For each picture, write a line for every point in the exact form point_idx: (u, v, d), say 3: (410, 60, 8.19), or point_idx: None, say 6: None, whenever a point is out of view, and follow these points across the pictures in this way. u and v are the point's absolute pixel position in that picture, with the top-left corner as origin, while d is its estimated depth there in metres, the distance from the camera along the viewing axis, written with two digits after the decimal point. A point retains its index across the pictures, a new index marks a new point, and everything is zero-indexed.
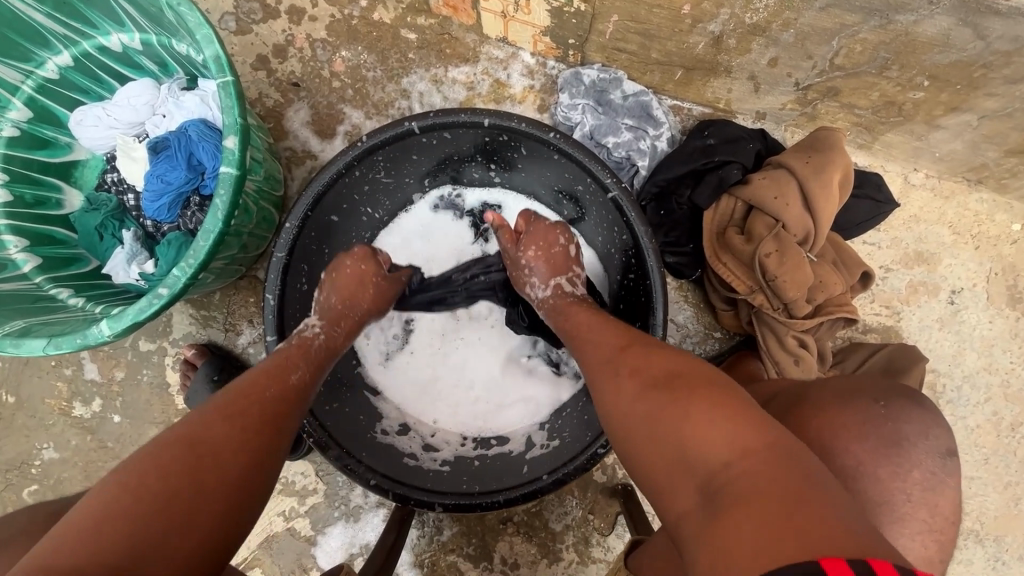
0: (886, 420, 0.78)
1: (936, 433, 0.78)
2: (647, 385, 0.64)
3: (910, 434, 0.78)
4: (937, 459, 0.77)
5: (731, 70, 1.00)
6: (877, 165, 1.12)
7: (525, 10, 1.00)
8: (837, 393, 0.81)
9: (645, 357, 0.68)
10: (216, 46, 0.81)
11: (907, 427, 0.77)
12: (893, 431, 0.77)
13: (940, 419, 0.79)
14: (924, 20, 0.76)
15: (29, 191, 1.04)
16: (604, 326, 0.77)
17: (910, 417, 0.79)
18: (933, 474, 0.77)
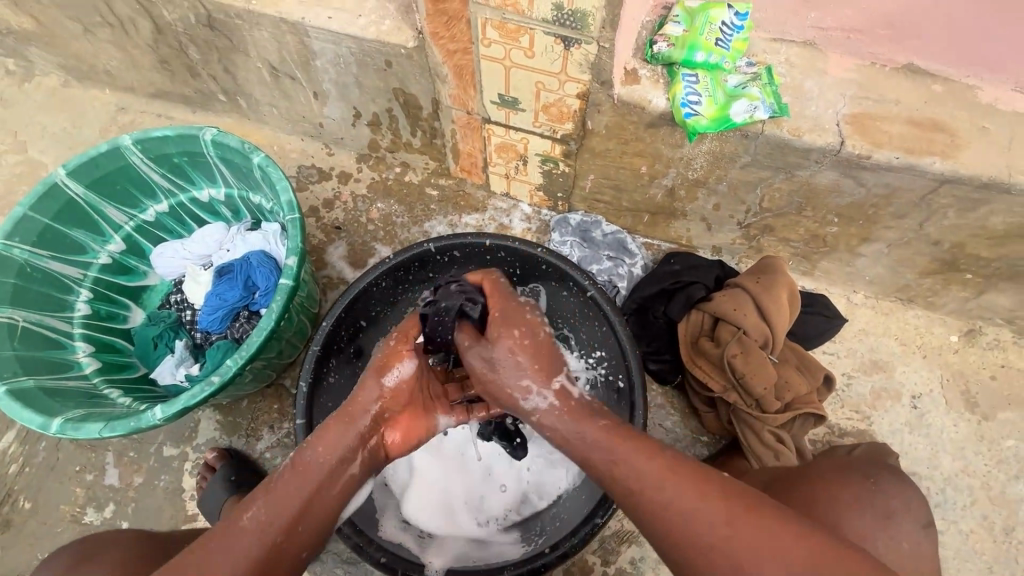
0: (874, 493, 0.88)
1: (915, 505, 0.88)
2: (758, 532, 0.64)
3: (896, 508, 0.87)
4: (920, 530, 0.87)
5: (686, 214, 1.26)
6: (822, 288, 1.32)
7: (523, 172, 1.31)
8: (830, 471, 0.91)
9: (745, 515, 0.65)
10: (291, 194, 1.08)
11: (890, 498, 0.87)
12: (881, 506, 0.87)
13: (917, 492, 0.89)
14: (817, 174, 1.02)
15: (105, 307, 1.24)
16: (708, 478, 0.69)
17: (894, 492, 0.88)
18: (919, 543, 0.86)
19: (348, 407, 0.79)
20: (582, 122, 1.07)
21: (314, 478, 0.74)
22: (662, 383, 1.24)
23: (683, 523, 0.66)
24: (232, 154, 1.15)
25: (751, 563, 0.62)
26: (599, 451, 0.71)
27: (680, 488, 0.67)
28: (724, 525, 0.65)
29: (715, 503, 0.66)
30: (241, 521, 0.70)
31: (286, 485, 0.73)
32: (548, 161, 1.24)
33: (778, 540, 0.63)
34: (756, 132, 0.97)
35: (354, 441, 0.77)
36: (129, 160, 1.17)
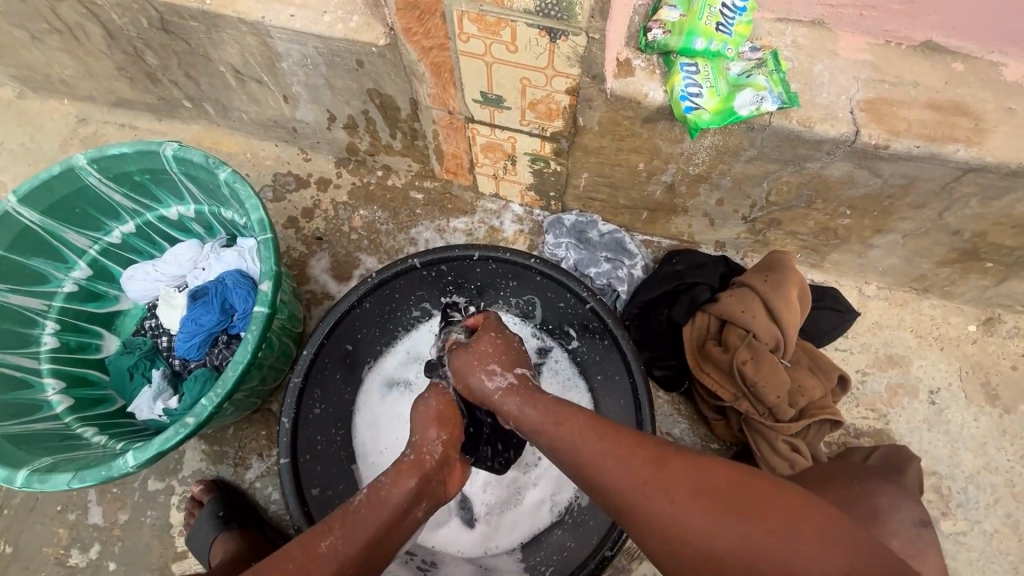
0: (858, 493, 0.95)
1: (904, 504, 0.94)
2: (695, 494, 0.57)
3: (881, 506, 0.94)
4: (914, 529, 0.91)
5: (688, 209, 1.18)
6: (832, 281, 1.26)
7: (512, 172, 1.23)
8: (820, 476, 0.99)
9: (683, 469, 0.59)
10: (261, 211, 1.00)
11: (876, 499, 0.95)
12: (869, 506, 0.94)
13: (906, 492, 0.96)
14: (829, 165, 0.95)
15: (74, 338, 1.17)
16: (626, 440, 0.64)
17: (880, 491, 0.96)
18: (913, 541, 0.90)
19: (418, 452, 0.77)
20: (573, 119, 0.99)
21: (387, 514, 0.69)
22: (668, 390, 1.17)
23: (616, 472, 0.62)
24: (196, 170, 1.06)
25: (677, 504, 0.57)
26: (547, 423, 0.71)
27: (615, 443, 0.64)
28: (648, 469, 0.60)
29: (648, 448, 0.62)
30: (315, 549, 0.62)
31: (357, 518, 0.67)
32: (538, 160, 1.15)
33: (708, 476, 0.58)
34: (763, 124, 0.89)
35: (420, 482, 0.73)
36: (86, 181, 1.08)
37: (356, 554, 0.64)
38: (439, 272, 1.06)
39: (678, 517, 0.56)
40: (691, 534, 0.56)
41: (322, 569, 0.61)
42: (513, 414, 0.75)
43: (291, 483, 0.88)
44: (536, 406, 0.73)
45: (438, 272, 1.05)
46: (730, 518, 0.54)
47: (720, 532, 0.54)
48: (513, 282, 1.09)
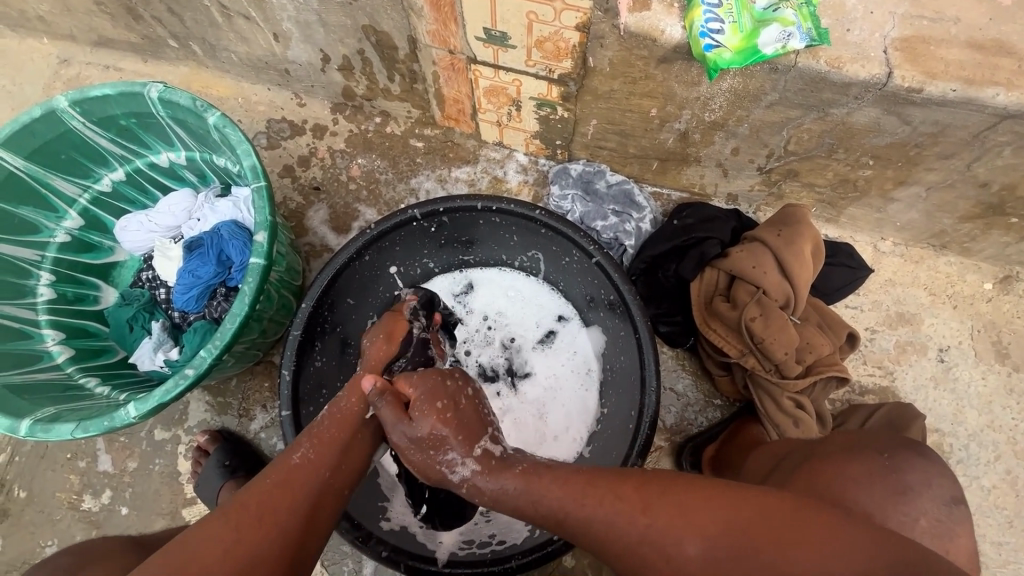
0: (884, 470, 0.76)
1: (936, 480, 0.75)
2: (709, 540, 0.56)
3: (912, 484, 0.74)
4: (946, 507, 0.73)
5: (701, 159, 1.13)
6: (847, 236, 1.21)
7: (517, 119, 1.16)
8: (842, 447, 0.81)
9: (680, 506, 0.59)
10: (254, 158, 0.95)
11: (907, 474, 0.75)
12: (898, 481, 0.74)
13: (946, 469, 0.76)
14: (855, 112, 0.89)
15: (71, 289, 1.15)
16: (641, 489, 0.62)
17: (910, 466, 0.76)
18: (942, 522, 0.73)
19: (373, 368, 0.79)
20: (582, 58, 0.92)
21: (352, 428, 0.72)
22: (672, 346, 1.16)
23: (609, 536, 0.61)
24: (184, 113, 1.01)
25: (680, 553, 0.57)
26: (526, 504, 0.66)
27: (595, 504, 0.62)
28: (637, 526, 0.59)
29: (628, 503, 0.61)
30: (288, 462, 0.66)
31: (329, 432, 0.70)
32: (544, 105, 1.09)
33: (698, 522, 0.57)
34: (788, 64, 0.83)
35: (380, 390, 0.76)
36: (69, 125, 1.03)
37: (333, 461, 0.68)
38: (441, 224, 1.02)
39: (682, 568, 0.56)
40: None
41: (300, 477, 0.65)
42: (487, 499, 0.69)
43: (294, 435, 0.87)
44: (512, 488, 0.67)
45: (439, 223, 1.01)
46: (734, 564, 0.54)
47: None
48: (519, 235, 1.05)
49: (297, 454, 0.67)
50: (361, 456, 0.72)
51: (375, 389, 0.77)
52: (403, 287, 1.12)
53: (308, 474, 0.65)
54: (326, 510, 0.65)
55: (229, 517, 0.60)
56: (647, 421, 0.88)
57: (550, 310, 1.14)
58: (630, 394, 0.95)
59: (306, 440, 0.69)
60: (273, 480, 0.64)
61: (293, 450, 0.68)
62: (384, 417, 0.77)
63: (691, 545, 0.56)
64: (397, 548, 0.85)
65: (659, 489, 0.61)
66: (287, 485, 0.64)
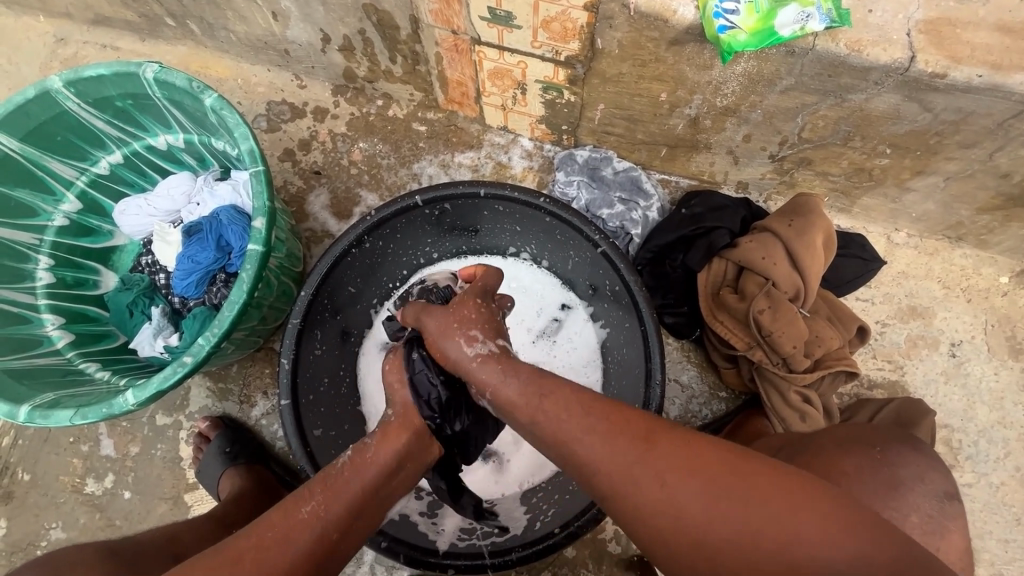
0: (879, 463, 0.77)
1: (929, 475, 0.76)
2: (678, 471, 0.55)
3: (905, 478, 0.75)
4: (937, 502, 0.74)
5: (711, 146, 1.09)
6: (860, 227, 1.18)
7: (522, 102, 1.13)
8: (838, 441, 0.82)
9: (675, 438, 0.58)
10: (251, 141, 0.93)
11: (899, 468, 0.76)
12: (891, 475, 0.75)
13: (936, 462, 0.77)
14: (874, 98, 0.85)
15: (71, 273, 1.14)
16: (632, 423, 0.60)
17: (906, 461, 0.77)
18: (936, 518, 0.74)
19: (404, 412, 0.74)
20: (591, 40, 0.89)
21: (372, 479, 0.67)
22: (678, 337, 1.14)
23: (597, 459, 0.59)
24: (180, 95, 0.98)
25: (673, 488, 0.55)
26: (528, 399, 0.66)
27: (600, 425, 0.61)
28: (635, 451, 0.58)
29: (631, 428, 0.60)
30: (300, 514, 0.61)
31: (346, 483, 0.65)
32: (551, 89, 1.06)
33: (697, 462, 0.56)
34: (806, 47, 0.79)
35: (406, 444, 0.71)
36: (64, 106, 1.01)
37: (347, 517, 0.63)
38: (443, 210, 0.99)
39: (636, 474, 0.57)
40: (645, 492, 0.56)
41: (309, 529, 0.60)
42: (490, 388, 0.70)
43: (292, 425, 0.86)
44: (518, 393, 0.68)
45: (442, 209, 0.99)
46: (727, 504, 0.53)
47: (712, 517, 0.53)
48: (523, 223, 1.02)
49: (310, 506, 0.61)
50: (377, 509, 0.67)
51: (405, 439, 0.71)
52: (403, 274, 1.10)
53: (314, 525, 0.61)
54: (333, 563, 0.62)
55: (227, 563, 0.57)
56: (650, 415, 0.86)
57: (555, 301, 1.12)
58: (634, 386, 0.94)
59: (321, 486, 0.64)
60: (282, 532, 0.59)
61: (305, 499, 0.62)
62: (411, 466, 0.71)
63: (685, 480, 0.55)
64: (397, 539, 0.85)
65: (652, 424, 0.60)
66: (291, 540, 0.59)
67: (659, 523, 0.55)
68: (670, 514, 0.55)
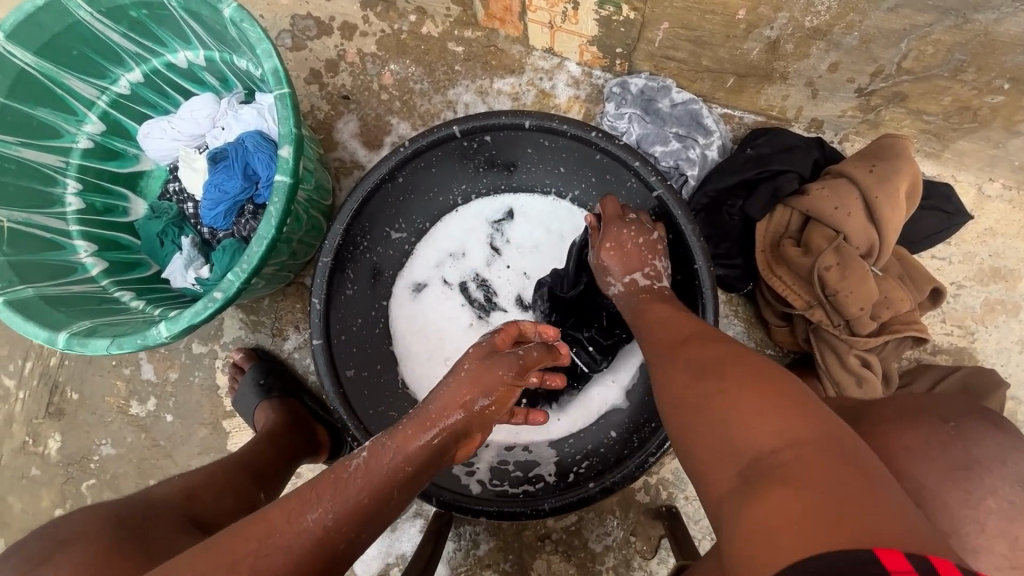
0: (948, 441, 0.66)
1: (1012, 456, 0.64)
2: (703, 363, 0.61)
3: (982, 459, 0.64)
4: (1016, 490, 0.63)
5: (788, 76, 0.95)
6: (947, 175, 1.05)
7: (572, 19, 1.00)
8: (903, 413, 0.70)
9: (716, 343, 0.63)
10: (275, 60, 0.84)
11: (976, 446, 0.65)
12: (963, 455, 0.64)
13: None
14: (1006, 19, 0.72)
15: (100, 200, 1.11)
16: (703, 335, 0.66)
17: (983, 437, 0.65)
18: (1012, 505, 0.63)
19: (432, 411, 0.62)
20: None
21: (385, 478, 0.58)
22: (727, 291, 1.06)
23: (656, 339, 0.71)
24: (197, 5, 0.89)
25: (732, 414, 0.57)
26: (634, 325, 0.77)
27: (661, 322, 0.73)
28: (675, 341, 0.67)
29: (687, 328, 0.69)
30: (302, 524, 0.53)
31: (353, 483, 0.56)
32: (608, 3, 0.92)
33: (713, 354, 0.61)
34: None
35: (440, 446, 0.61)
36: (76, 16, 0.94)
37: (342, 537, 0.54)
38: (479, 143, 0.90)
39: (675, 351, 0.66)
40: (666, 366, 0.65)
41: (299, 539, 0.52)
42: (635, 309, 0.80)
43: (325, 366, 0.84)
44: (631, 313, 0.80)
45: (477, 141, 0.89)
46: (727, 385, 0.56)
47: (695, 387, 0.59)
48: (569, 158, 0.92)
49: (311, 514, 0.53)
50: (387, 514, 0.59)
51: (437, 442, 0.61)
52: (435, 214, 1.03)
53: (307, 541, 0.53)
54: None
55: (218, 565, 0.50)
56: None
57: None
58: None
59: (326, 485, 0.56)
60: (280, 543, 0.52)
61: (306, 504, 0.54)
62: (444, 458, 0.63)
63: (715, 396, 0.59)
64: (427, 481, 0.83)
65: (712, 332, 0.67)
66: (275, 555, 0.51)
67: (664, 396, 0.63)
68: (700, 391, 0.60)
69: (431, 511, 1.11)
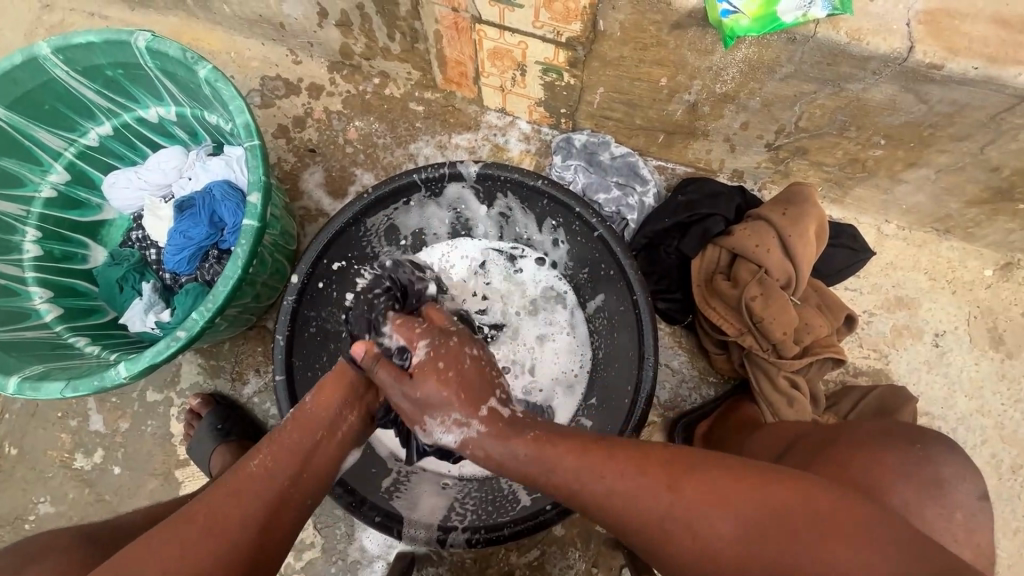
0: (916, 460, 0.75)
1: (969, 476, 0.76)
2: (733, 519, 0.57)
3: (948, 477, 0.75)
4: (975, 501, 0.75)
5: (708, 134, 1.10)
6: (851, 218, 1.20)
7: (521, 84, 1.12)
8: (874, 435, 0.79)
9: (706, 485, 0.60)
10: (247, 115, 0.91)
11: (941, 466, 0.75)
12: (933, 473, 0.75)
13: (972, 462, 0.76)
14: (871, 88, 0.86)
15: (59, 247, 1.11)
16: (686, 474, 0.61)
17: (945, 458, 0.76)
18: (973, 516, 0.74)
19: (348, 369, 0.74)
20: (592, 21, 0.88)
21: (313, 433, 0.68)
22: (669, 323, 1.15)
23: (633, 509, 0.61)
24: (173, 66, 0.96)
25: (708, 526, 0.58)
26: (538, 448, 0.67)
27: (621, 484, 0.62)
28: (663, 502, 0.60)
29: (654, 479, 0.61)
30: (249, 469, 0.63)
31: (288, 436, 0.66)
32: (550, 71, 1.05)
33: (728, 503, 0.58)
34: (807, 34, 0.80)
35: (357, 395, 0.72)
36: (51, 74, 0.99)
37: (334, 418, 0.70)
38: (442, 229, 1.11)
39: (684, 520, 0.59)
40: (690, 532, 0.58)
41: (251, 487, 0.62)
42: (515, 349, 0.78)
43: (287, 401, 0.86)
44: (525, 440, 0.67)
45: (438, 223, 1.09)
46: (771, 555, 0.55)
47: (733, 534, 0.57)
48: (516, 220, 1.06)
49: (253, 462, 0.64)
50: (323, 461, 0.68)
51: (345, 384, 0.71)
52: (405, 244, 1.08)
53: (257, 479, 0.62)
54: (288, 515, 0.63)
55: (188, 520, 0.59)
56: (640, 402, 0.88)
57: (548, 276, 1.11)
58: (626, 368, 0.94)
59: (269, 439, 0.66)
60: (238, 489, 0.61)
61: (250, 457, 0.64)
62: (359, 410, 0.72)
63: (675, 530, 0.59)
64: (390, 515, 0.86)
65: (681, 469, 0.62)
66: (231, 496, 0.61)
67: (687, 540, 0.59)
68: (717, 565, 0.58)
69: (394, 553, 1.10)
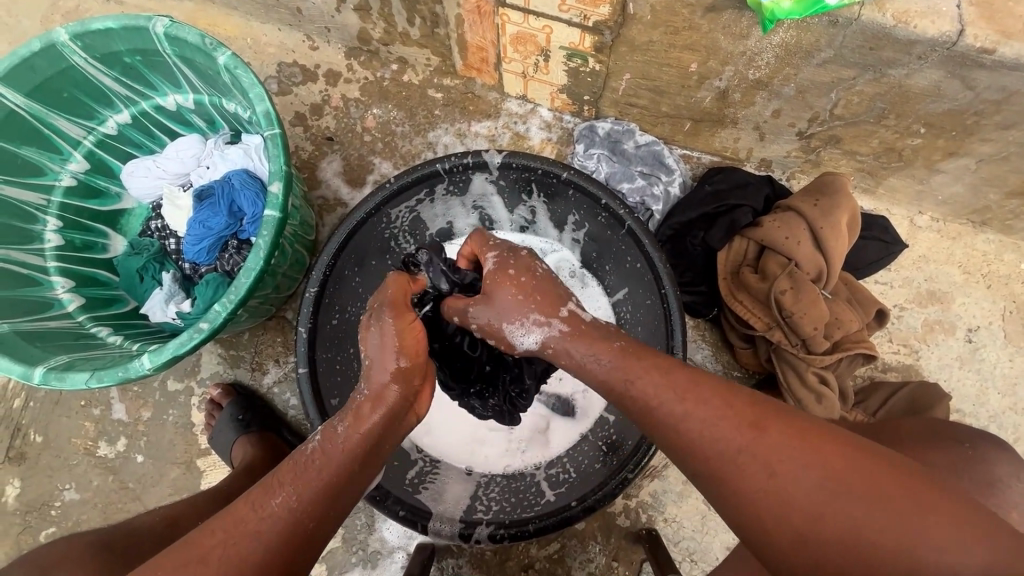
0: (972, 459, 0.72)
1: (1021, 473, 0.74)
2: (825, 475, 0.51)
3: (1001, 474, 0.73)
4: None
5: (738, 121, 1.06)
6: (883, 209, 1.16)
7: (543, 70, 1.09)
8: (918, 435, 0.77)
9: (797, 433, 0.54)
10: (267, 103, 0.89)
11: (994, 466, 0.73)
12: (986, 472, 0.72)
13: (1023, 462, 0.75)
14: (915, 73, 0.82)
15: (79, 236, 1.11)
16: (772, 422, 0.55)
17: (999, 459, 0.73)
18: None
19: (376, 385, 0.68)
20: (622, 4, 0.85)
21: (338, 467, 0.62)
22: (693, 316, 1.13)
23: (710, 438, 0.56)
24: (192, 51, 0.94)
25: (794, 476, 0.51)
26: (617, 383, 0.63)
27: (707, 414, 0.57)
28: (746, 437, 0.54)
29: (739, 415, 0.56)
30: (269, 508, 0.59)
31: (312, 470, 0.61)
32: (575, 56, 1.02)
33: (819, 454, 0.52)
34: (850, 17, 0.76)
35: (386, 419, 0.66)
36: (70, 61, 0.97)
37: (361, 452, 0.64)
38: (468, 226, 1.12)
39: (767, 460, 0.53)
40: (769, 483, 0.52)
41: (274, 527, 0.58)
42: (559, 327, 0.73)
43: (310, 394, 0.86)
44: (602, 364, 0.65)
45: (463, 220, 1.10)
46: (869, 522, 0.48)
47: (833, 497, 0.50)
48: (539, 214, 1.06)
49: (275, 501, 0.59)
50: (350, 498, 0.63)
51: (379, 414, 0.66)
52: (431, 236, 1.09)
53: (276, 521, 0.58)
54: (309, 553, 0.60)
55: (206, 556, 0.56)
56: None
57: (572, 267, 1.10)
58: None
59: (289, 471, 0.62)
60: (254, 529, 0.57)
61: (272, 494, 0.60)
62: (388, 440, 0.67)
63: (762, 489, 0.52)
64: (414, 509, 0.86)
65: (768, 410, 0.56)
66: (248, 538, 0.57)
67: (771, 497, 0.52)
68: (793, 520, 0.51)
69: (414, 545, 1.10)
